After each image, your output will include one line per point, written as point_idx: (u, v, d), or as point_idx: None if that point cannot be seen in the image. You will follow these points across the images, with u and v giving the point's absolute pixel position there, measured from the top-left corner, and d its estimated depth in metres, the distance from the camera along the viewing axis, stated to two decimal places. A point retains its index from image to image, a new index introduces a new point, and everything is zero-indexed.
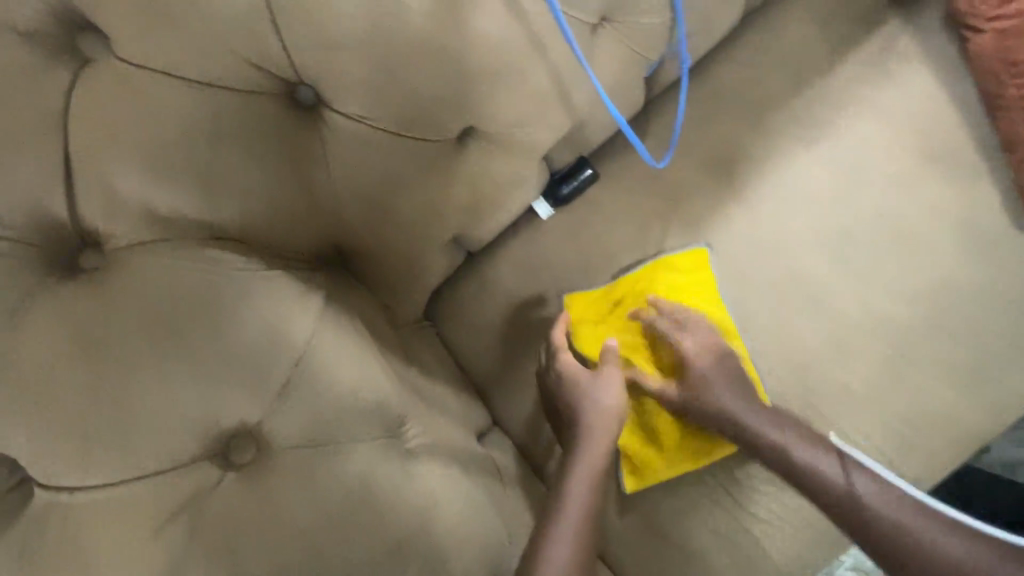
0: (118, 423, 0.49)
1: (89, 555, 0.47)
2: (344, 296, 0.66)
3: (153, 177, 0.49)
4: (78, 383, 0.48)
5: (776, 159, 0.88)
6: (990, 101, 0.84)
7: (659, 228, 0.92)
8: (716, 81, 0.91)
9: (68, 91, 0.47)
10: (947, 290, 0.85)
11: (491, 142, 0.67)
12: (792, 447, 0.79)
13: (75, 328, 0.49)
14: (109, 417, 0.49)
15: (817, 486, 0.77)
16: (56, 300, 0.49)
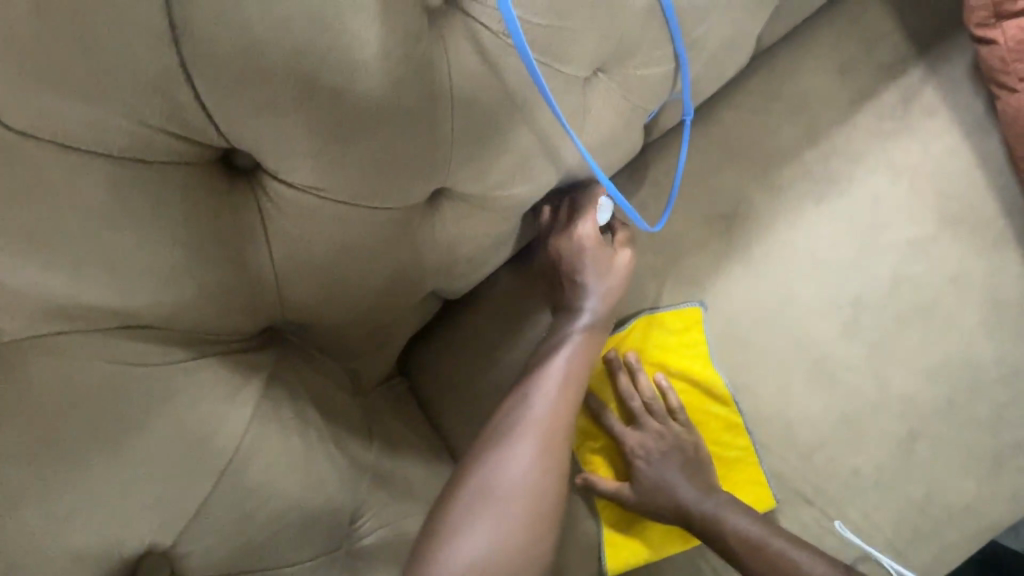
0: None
1: None
2: (293, 372, 0.58)
3: (49, 266, 0.40)
4: None
5: (785, 219, 0.83)
6: (1014, 165, 0.80)
7: (653, 285, 0.85)
8: (721, 129, 0.84)
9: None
10: (963, 367, 0.80)
11: (468, 203, 0.60)
12: (742, 524, 0.74)
13: None
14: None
15: (752, 556, 0.72)
16: None
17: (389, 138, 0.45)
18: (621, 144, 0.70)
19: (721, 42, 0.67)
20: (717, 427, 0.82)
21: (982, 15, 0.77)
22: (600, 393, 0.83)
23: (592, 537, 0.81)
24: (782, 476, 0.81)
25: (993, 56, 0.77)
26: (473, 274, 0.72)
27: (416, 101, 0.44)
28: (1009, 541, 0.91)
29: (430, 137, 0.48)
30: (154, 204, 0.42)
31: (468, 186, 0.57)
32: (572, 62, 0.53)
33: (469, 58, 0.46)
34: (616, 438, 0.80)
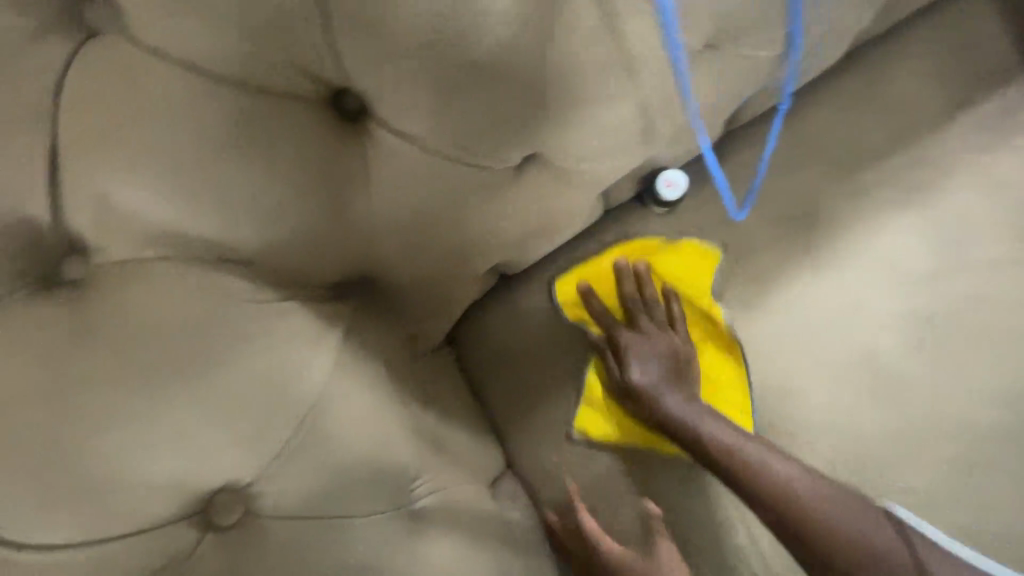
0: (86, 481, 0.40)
1: None
2: (366, 327, 0.58)
3: (160, 188, 0.41)
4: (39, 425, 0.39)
5: (863, 226, 0.80)
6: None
7: (718, 278, 0.82)
8: (807, 125, 0.81)
9: (63, 72, 0.39)
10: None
11: (557, 172, 0.58)
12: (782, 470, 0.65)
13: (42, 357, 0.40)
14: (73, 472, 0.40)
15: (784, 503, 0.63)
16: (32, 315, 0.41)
17: (504, 97, 0.44)
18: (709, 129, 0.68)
19: (833, 31, 0.64)
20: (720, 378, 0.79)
21: None
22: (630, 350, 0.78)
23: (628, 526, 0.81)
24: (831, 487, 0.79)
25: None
26: (540, 248, 0.71)
27: (535, 61, 0.43)
28: None
29: (545, 101, 0.45)
30: (256, 136, 0.42)
31: (564, 157, 0.54)
32: (687, 30, 0.50)
33: (593, 19, 0.44)
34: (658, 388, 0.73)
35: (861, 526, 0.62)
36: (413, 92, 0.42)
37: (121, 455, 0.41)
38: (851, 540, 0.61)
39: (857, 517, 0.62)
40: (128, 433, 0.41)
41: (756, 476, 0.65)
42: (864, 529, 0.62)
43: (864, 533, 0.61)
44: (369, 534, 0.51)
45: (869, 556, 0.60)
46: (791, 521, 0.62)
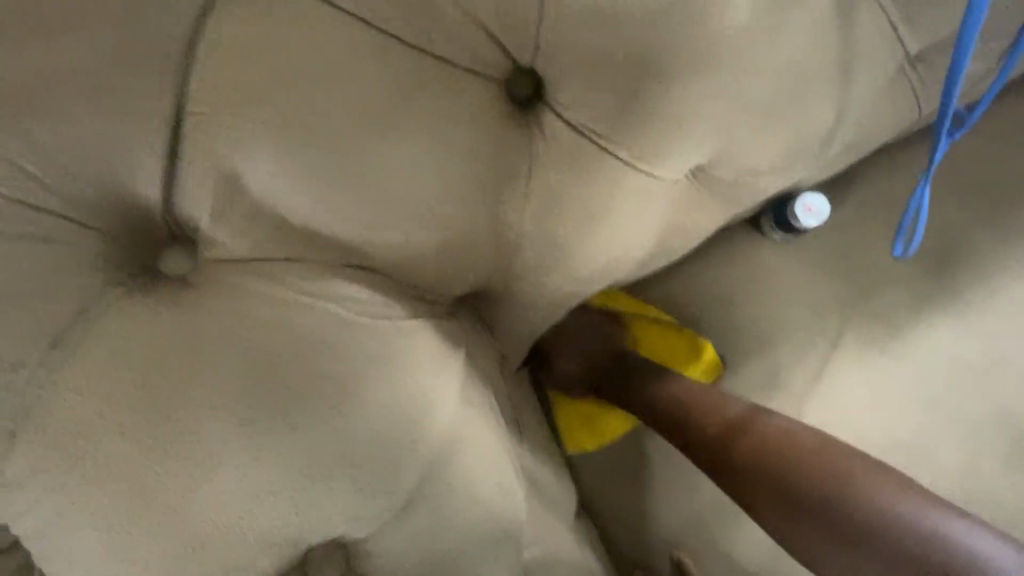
0: (189, 499, 0.37)
1: None
2: (481, 350, 0.51)
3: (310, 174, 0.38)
4: (150, 431, 0.37)
5: (1005, 272, 0.72)
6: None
7: (838, 317, 0.75)
8: (949, 155, 0.74)
9: (193, 43, 0.36)
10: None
11: (716, 189, 0.50)
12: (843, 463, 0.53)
13: (155, 356, 0.37)
14: (172, 487, 0.37)
15: (789, 456, 0.54)
16: (144, 310, 0.39)
17: (697, 100, 0.40)
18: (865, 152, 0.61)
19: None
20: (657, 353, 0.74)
21: None
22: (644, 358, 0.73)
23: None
24: None
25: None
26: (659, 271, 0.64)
27: (730, 63, 0.40)
28: None
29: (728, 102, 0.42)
30: (424, 139, 0.39)
31: (732, 170, 0.48)
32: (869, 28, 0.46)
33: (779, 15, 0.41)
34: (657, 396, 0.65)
35: (985, 544, 0.45)
36: (601, 85, 0.40)
37: (250, 481, 0.38)
38: (851, 516, 0.49)
39: (941, 511, 0.48)
40: (257, 458, 0.38)
41: (820, 506, 0.51)
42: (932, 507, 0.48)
43: (939, 525, 0.47)
44: None
45: (870, 521, 0.48)
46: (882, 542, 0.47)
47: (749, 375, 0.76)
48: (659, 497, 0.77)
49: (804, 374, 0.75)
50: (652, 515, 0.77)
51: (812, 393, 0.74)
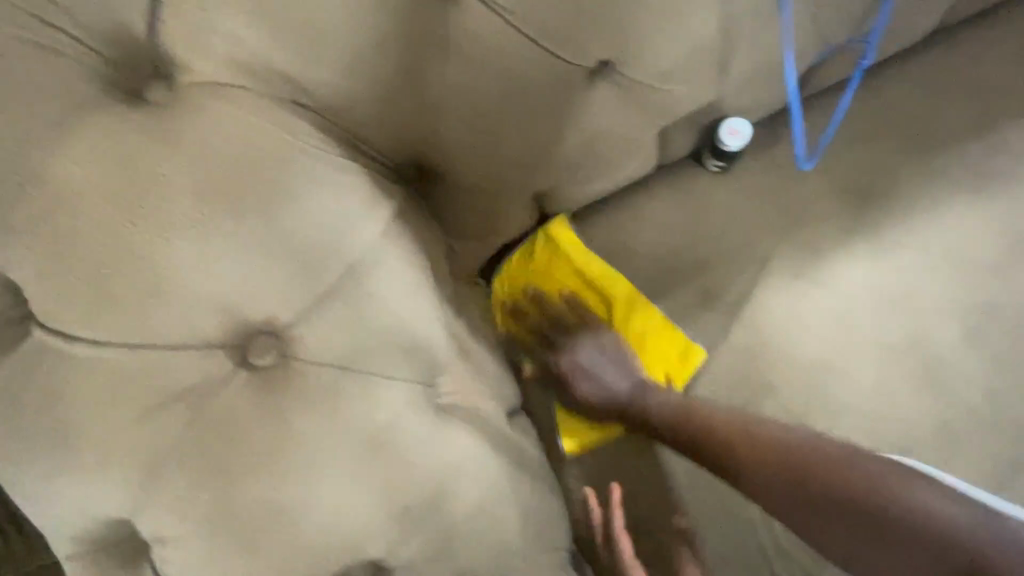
0: (138, 272, 0.41)
1: (77, 407, 0.41)
2: (415, 217, 0.58)
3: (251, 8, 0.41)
4: (109, 206, 0.40)
5: (928, 207, 0.77)
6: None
7: (768, 245, 0.80)
8: (878, 99, 0.80)
9: None
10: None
11: (628, 88, 0.59)
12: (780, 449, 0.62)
13: (110, 146, 0.41)
14: (122, 257, 0.41)
15: (703, 436, 0.67)
16: (103, 119, 0.41)
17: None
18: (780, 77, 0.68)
19: None
20: (662, 347, 0.78)
21: None
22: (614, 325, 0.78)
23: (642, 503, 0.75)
24: None
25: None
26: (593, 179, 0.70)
27: None
28: None
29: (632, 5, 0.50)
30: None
31: (637, 71, 0.56)
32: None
33: None
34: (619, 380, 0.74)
35: (948, 505, 0.54)
36: None
37: (192, 265, 0.42)
38: (838, 497, 0.58)
39: (867, 454, 0.59)
40: (200, 243, 0.42)
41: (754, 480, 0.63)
42: (895, 473, 0.57)
43: (921, 501, 0.55)
44: (394, 398, 0.49)
45: (851, 498, 0.57)
46: (835, 504, 0.57)
47: (680, 295, 0.83)
48: None
49: (735, 296, 0.80)
50: None
51: (743, 313, 0.80)
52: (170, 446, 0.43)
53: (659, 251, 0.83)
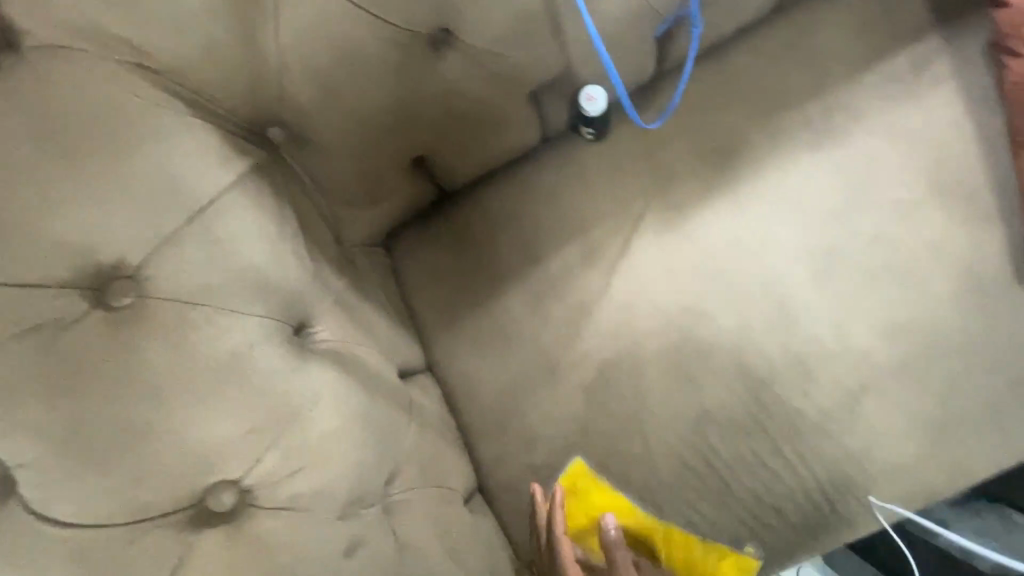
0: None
1: None
2: (282, 179, 0.64)
3: None
4: None
5: (777, 163, 0.85)
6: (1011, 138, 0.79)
7: (640, 204, 0.88)
8: (733, 65, 0.87)
9: None
10: (928, 332, 0.80)
11: (470, 55, 0.65)
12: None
13: None
14: None
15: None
16: None
17: None
18: (624, 46, 0.74)
19: None
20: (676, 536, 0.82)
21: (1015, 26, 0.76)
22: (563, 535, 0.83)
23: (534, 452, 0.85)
24: (727, 407, 0.83)
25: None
26: (463, 145, 0.79)
27: None
28: None
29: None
30: None
31: (474, 34, 0.63)
32: None
33: None
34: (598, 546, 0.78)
35: None
36: None
37: (41, 211, 0.47)
38: None
39: None
40: (47, 191, 0.47)
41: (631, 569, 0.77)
42: None
43: None
44: (244, 328, 0.54)
45: None
46: None
47: (564, 255, 0.90)
48: (490, 360, 0.89)
49: (612, 252, 0.88)
50: (485, 375, 0.89)
51: (619, 266, 0.88)
52: (21, 376, 0.46)
53: (544, 215, 0.91)
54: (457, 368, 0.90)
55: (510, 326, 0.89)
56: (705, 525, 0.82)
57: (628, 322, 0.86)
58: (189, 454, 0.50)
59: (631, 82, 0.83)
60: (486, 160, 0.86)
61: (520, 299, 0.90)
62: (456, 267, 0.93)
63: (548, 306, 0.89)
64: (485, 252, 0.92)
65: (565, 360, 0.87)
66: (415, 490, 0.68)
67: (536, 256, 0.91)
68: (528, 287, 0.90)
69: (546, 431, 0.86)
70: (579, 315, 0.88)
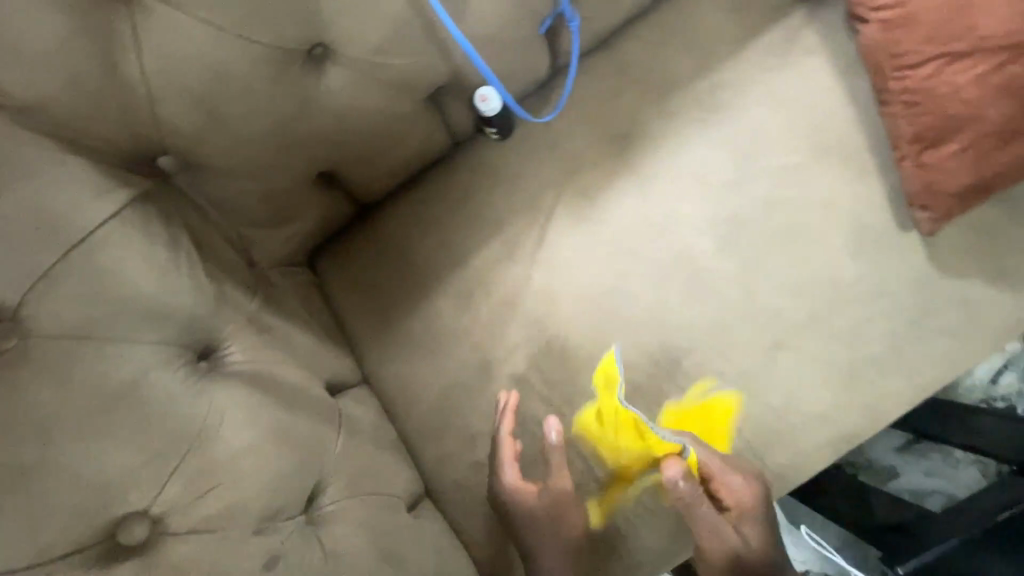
0: None
1: None
2: (173, 207, 0.64)
3: None
4: None
5: (673, 142, 0.90)
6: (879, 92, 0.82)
7: (551, 196, 0.91)
8: (622, 56, 0.91)
9: None
10: (827, 286, 0.85)
11: (352, 66, 0.66)
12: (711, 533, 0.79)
13: None
14: None
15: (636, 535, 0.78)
16: None
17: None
18: (507, 47, 0.77)
19: None
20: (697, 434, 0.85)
21: None
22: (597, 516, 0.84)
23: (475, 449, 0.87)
24: (653, 379, 0.86)
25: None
26: (366, 155, 0.80)
27: None
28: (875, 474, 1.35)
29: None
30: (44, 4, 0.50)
31: (349, 45, 0.64)
32: None
33: None
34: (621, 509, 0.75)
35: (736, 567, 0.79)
36: None
37: None
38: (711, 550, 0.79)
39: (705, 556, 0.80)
40: None
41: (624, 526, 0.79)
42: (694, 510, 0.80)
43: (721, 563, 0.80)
44: (141, 355, 0.56)
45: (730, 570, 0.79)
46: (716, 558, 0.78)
47: (485, 254, 0.92)
48: (424, 364, 0.90)
49: (529, 246, 0.91)
50: (420, 380, 0.90)
51: (537, 258, 0.90)
52: None
53: (461, 216, 0.93)
54: (393, 376, 0.91)
55: (441, 330, 0.91)
56: (642, 494, 0.86)
57: (552, 310, 0.89)
58: (89, 489, 0.50)
59: (525, 81, 0.86)
60: (394, 168, 0.87)
61: (447, 301, 0.92)
62: (380, 277, 0.93)
63: (475, 305, 0.91)
64: (408, 259, 0.93)
65: (496, 354, 0.89)
66: (345, 499, 0.69)
67: (458, 258, 0.92)
68: (455, 289, 0.92)
69: (484, 427, 0.88)
70: (505, 309, 0.90)
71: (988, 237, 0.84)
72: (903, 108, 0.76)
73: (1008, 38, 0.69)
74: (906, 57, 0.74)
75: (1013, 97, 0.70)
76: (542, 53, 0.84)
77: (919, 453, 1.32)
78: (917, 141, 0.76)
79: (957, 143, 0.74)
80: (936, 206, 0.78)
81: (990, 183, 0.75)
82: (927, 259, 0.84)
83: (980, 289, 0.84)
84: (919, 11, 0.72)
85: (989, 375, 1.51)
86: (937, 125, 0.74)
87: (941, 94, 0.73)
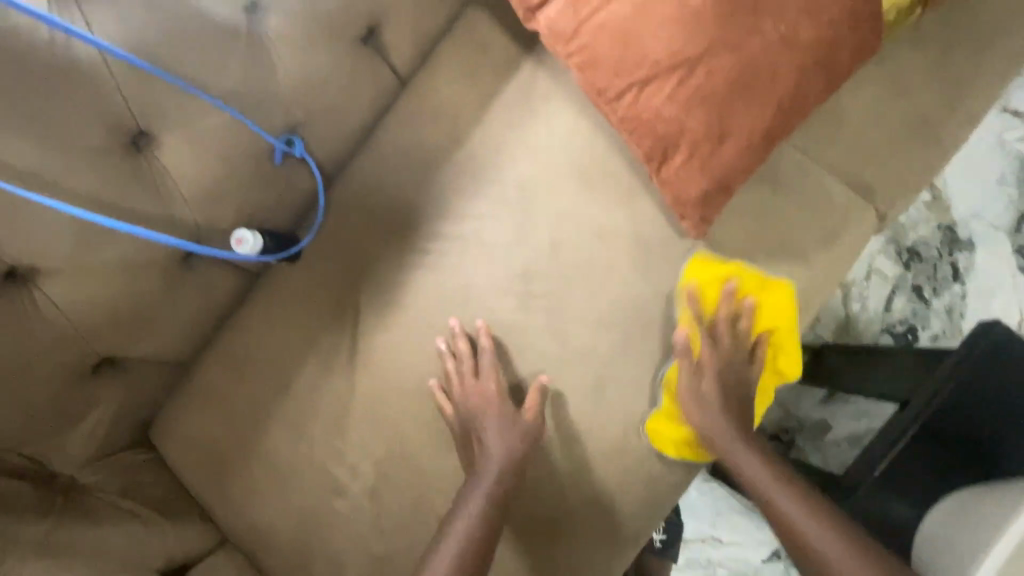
0: None
1: None
2: None
3: None
4: None
5: (452, 216, 0.91)
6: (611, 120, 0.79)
7: (353, 304, 0.91)
8: (380, 151, 0.93)
9: None
10: (651, 329, 0.87)
11: (59, 273, 0.67)
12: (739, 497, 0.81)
13: None
14: None
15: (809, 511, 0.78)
16: None
17: None
18: (240, 192, 0.78)
19: (298, 86, 0.76)
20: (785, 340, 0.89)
21: (559, 46, 0.77)
22: (383, 484, 0.88)
23: (344, 571, 0.87)
24: None
25: (543, 28, 0.77)
26: (137, 332, 0.79)
27: None
28: (806, 434, 1.50)
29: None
30: None
31: (42, 259, 0.65)
32: (84, 140, 0.62)
33: None
34: (375, 483, 0.88)
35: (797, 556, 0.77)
36: None
37: None
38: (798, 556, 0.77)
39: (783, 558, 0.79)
40: None
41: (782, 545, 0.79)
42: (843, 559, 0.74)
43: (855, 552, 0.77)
44: None
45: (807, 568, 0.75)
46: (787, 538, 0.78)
47: (305, 378, 0.91)
48: (274, 507, 0.89)
49: (345, 358, 0.90)
50: (275, 523, 0.89)
51: (357, 367, 0.90)
52: None
53: (274, 348, 0.92)
54: (250, 526, 0.89)
55: (283, 466, 0.89)
56: (518, 567, 0.87)
57: (383, 414, 0.89)
58: None
59: (286, 205, 0.87)
60: (184, 327, 0.86)
61: (281, 436, 0.90)
62: (212, 433, 0.91)
63: (309, 432, 0.90)
64: (235, 406, 0.92)
65: (341, 474, 0.88)
66: None
67: (282, 389, 0.91)
68: (286, 422, 0.90)
69: (349, 550, 0.87)
70: (338, 427, 0.89)
71: (758, 221, 0.87)
72: (627, 136, 0.78)
73: (678, 56, 0.71)
74: (607, 91, 0.76)
75: (707, 104, 0.72)
76: (296, 171, 0.85)
77: (843, 402, 1.50)
78: (649, 160, 0.78)
79: (681, 155, 0.76)
80: (690, 213, 0.79)
81: (728, 181, 0.77)
82: (709, 259, 0.87)
83: (764, 268, 0.87)
84: (597, 53, 0.75)
85: (881, 304, 1.54)
86: (656, 143, 0.76)
87: (647, 117, 0.75)
